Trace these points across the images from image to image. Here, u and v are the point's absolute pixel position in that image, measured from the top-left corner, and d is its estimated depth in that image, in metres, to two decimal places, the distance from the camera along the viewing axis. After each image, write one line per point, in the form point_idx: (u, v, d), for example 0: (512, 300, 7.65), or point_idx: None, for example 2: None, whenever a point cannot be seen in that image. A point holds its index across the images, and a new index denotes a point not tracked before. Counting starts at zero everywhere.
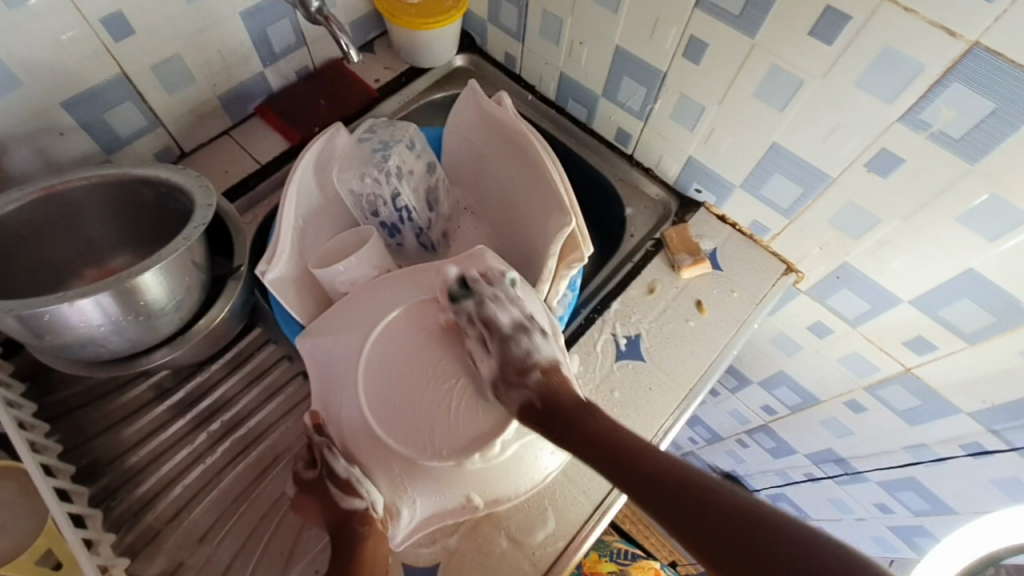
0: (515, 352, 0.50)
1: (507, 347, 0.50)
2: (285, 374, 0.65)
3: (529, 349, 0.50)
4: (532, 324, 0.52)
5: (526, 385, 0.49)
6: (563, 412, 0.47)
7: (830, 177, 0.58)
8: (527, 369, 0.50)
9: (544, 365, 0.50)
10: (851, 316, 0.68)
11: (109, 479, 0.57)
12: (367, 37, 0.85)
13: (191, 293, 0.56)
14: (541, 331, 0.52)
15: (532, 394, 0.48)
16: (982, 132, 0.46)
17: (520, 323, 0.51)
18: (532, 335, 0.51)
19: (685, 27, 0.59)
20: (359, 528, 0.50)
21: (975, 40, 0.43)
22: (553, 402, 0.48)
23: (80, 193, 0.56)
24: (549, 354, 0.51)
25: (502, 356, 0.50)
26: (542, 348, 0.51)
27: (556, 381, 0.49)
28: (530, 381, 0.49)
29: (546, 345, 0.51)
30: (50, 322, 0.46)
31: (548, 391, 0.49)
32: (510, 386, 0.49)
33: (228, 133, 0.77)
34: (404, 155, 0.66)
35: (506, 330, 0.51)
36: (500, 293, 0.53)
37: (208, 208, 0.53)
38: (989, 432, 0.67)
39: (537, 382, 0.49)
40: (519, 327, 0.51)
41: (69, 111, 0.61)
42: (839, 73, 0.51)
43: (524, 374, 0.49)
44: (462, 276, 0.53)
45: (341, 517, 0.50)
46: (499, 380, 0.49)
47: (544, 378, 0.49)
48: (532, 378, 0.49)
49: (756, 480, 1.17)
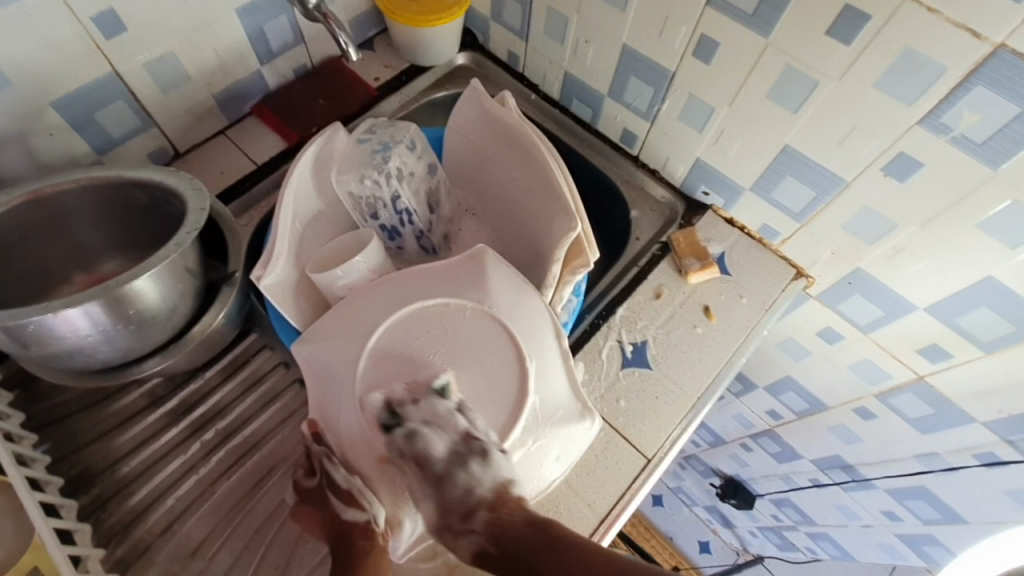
0: (454, 495, 0.46)
1: (446, 487, 0.46)
2: (282, 381, 0.63)
3: (468, 485, 0.45)
4: (469, 452, 0.45)
5: (473, 531, 0.45)
6: (523, 553, 0.43)
7: (844, 181, 0.56)
8: (474, 512, 0.45)
9: (488, 499, 0.46)
10: (863, 323, 0.66)
11: (99, 490, 0.55)
12: (366, 34, 0.83)
13: (184, 299, 0.54)
14: (480, 458, 0.45)
15: (483, 541, 0.45)
16: (1006, 137, 0.45)
17: (455, 453, 0.46)
18: (469, 466, 0.45)
19: (695, 26, 0.57)
20: (360, 543, 0.48)
21: (1001, 41, 0.41)
22: (510, 547, 0.44)
23: (70, 196, 0.54)
24: (493, 483, 0.46)
25: (441, 499, 0.46)
26: (484, 481, 0.45)
27: (505, 516, 0.45)
28: (478, 524, 0.45)
29: (487, 472, 0.45)
30: (37, 332, 0.45)
31: (497, 532, 0.45)
32: (456, 532, 0.46)
33: (224, 133, 0.75)
34: (405, 156, 0.64)
35: (439, 467, 0.46)
36: (428, 415, 0.46)
37: (202, 212, 0.51)
38: (1004, 442, 0.65)
39: (484, 524, 0.45)
40: (455, 459, 0.46)
41: (60, 111, 0.59)
42: (857, 74, 0.49)
43: (468, 519, 0.45)
44: (385, 402, 0.47)
45: (342, 530, 0.49)
46: (444, 527, 0.46)
47: (493, 517, 0.45)
48: (478, 521, 0.45)
49: (760, 484, 1.16)
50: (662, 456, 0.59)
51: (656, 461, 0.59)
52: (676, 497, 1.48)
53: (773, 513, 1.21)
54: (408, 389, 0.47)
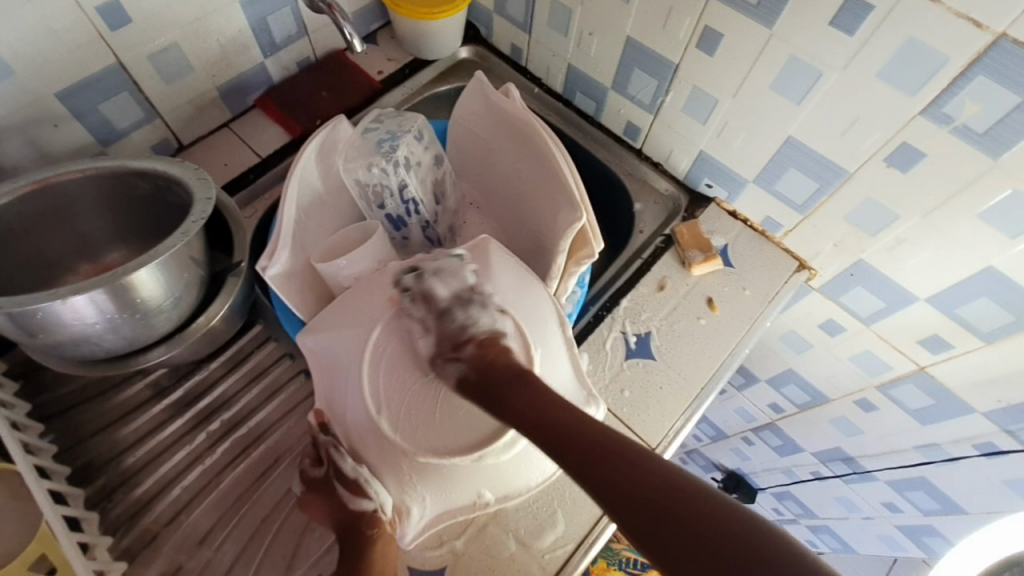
0: (450, 327, 0.50)
1: (443, 318, 0.51)
2: (287, 373, 0.63)
3: (464, 321, 0.50)
4: (470, 299, 0.51)
5: (460, 358, 0.49)
6: (499, 382, 0.46)
7: (848, 172, 0.56)
8: (463, 342, 0.49)
9: (479, 338, 0.49)
10: (865, 314, 0.67)
11: (105, 480, 0.55)
12: (370, 28, 0.83)
13: (189, 289, 0.54)
14: (480, 305, 0.51)
15: (465, 367, 0.48)
16: (1006, 126, 0.45)
17: (459, 297, 0.52)
18: (469, 309, 0.51)
19: (699, 17, 0.57)
20: (367, 531, 0.49)
21: (1002, 32, 0.42)
22: (489, 374, 0.47)
23: (75, 186, 0.54)
24: (488, 325, 0.50)
25: (439, 333, 0.50)
26: (479, 321, 0.50)
27: (492, 353, 0.48)
28: (465, 355, 0.49)
29: (484, 316, 0.51)
30: (43, 319, 0.45)
31: (481, 362, 0.48)
32: (446, 361, 0.49)
33: (227, 125, 0.75)
34: (412, 146, 0.64)
35: (443, 303, 0.51)
36: (443, 265, 0.53)
37: (207, 201, 0.51)
38: (1002, 431, 0.66)
39: (471, 355, 0.48)
40: (459, 300, 0.51)
41: (64, 101, 0.59)
42: (860, 65, 0.50)
43: (457, 349, 0.49)
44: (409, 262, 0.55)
45: (350, 519, 0.49)
46: (435, 357, 0.50)
47: (479, 351, 0.49)
48: (466, 352, 0.49)
49: (760, 478, 1.16)
50: (666, 445, 0.59)
51: (660, 451, 0.59)
52: None
53: (774, 507, 1.22)
54: (431, 255, 0.55)
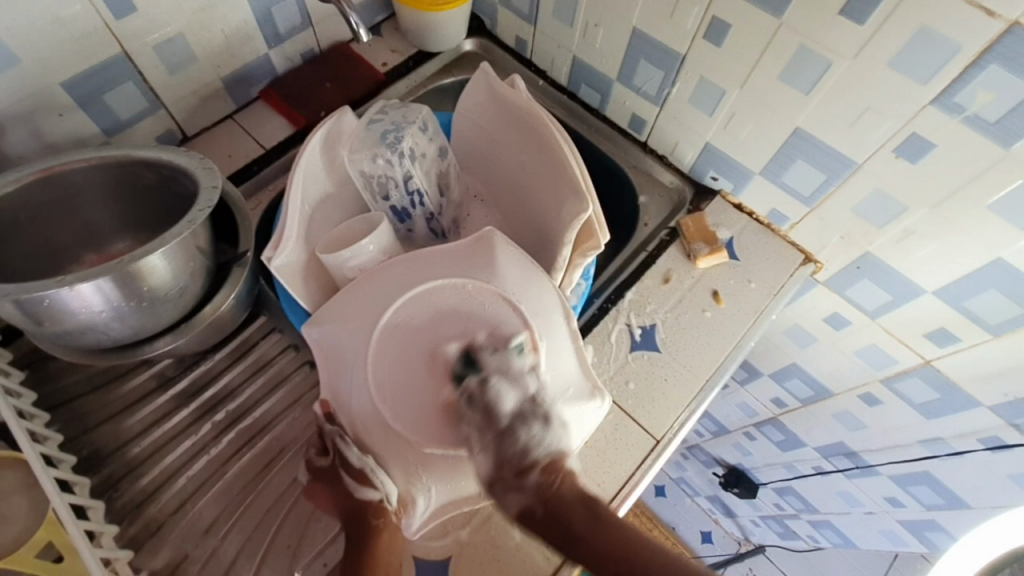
0: (513, 449, 0.44)
1: (505, 437, 0.44)
2: (292, 364, 0.63)
3: (527, 444, 0.45)
4: (534, 412, 0.46)
5: (524, 488, 0.44)
6: (574, 516, 0.44)
7: (855, 164, 0.56)
8: (526, 469, 0.44)
9: (543, 463, 0.45)
10: (871, 308, 0.66)
11: (110, 470, 0.55)
12: (374, 19, 0.83)
13: (195, 278, 0.54)
14: (542, 420, 0.46)
15: (531, 500, 0.44)
16: (1019, 115, 0.45)
17: (522, 409, 0.46)
18: (531, 425, 0.45)
19: (708, 7, 0.57)
20: (373, 520, 0.49)
21: (1016, 19, 0.41)
22: (560, 511, 0.44)
23: (80, 175, 0.54)
24: (549, 448, 0.46)
25: (498, 455, 0.44)
26: (543, 444, 0.45)
27: (557, 481, 0.45)
28: (529, 484, 0.44)
29: (547, 435, 0.46)
30: (49, 307, 0.45)
31: (548, 494, 0.44)
32: (507, 489, 0.44)
33: (231, 117, 0.75)
34: (417, 137, 0.64)
35: (505, 420, 0.45)
36: (506, 365, 0.47)
37: (213, 190, 0.51)
38: (1008, 425, 0.66)
39: (536, 485, 0.44)
40: (520, 415, 0.45)
41: (69, 91, 0.59)
42: (870, 56, 0.49)
43: (522, 475, 0.44)
44: (465, 351, 0.48)
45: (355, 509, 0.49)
46: (496, 481, 0.44)
47: (544, 481, 0.45)
48: (531, 480, 0.44)
49: (762, 473, 1.16)
50: (671, 437, 0.59)
51: (664, 443, 0.59)
52: (678, 487, 1.49)
53: (776, 502, 1.22)
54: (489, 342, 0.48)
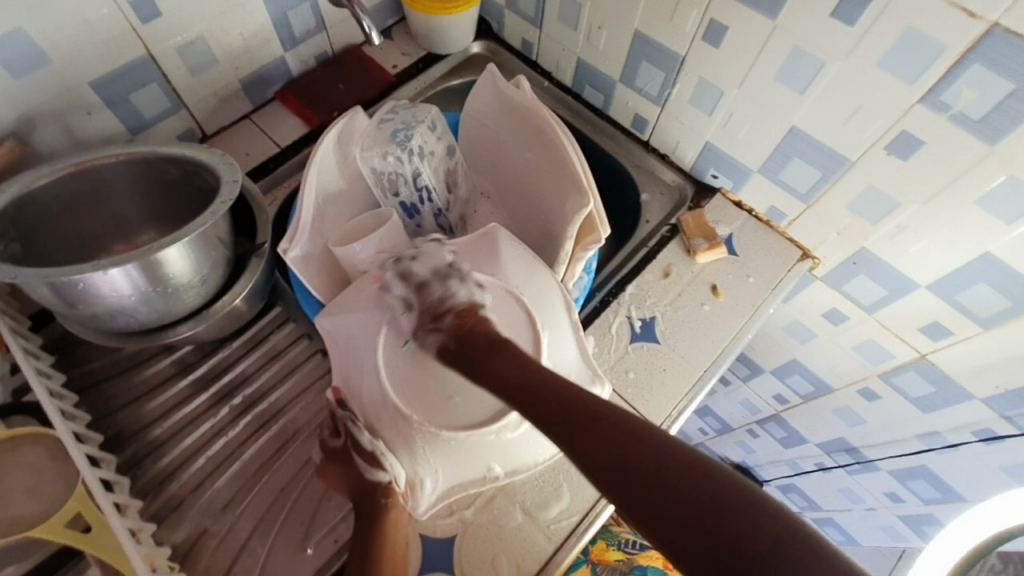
0: (431, 298, 0.53)
1: (424, 293, 0.53)
2: (304, 352, 0.66)
3: (442, 295, 0.53)
4: (450, 272, 0.54)
5: (439, 330, 0.51)
6: (477, 349, 0.48)
7: (849, 161, 0.58)
8: (443, 313, 0.52)
9: (459, 309, 0.52)
10: (867, 302, 0.68)
11: (133, 450, 0.58)
12: (385, 23, 0.86)
13: (216, 267, 0.57)
14: (459, 278, 0.54)
15: (445, 337, 0.50)
16: (1002, 113, 0.46)
17: (439, 272, 0.55)
18: (449, 282, 0.54)
19: (705, 10, 0.59)
20: (381, 500, 0.50)
21: (996, 20, 0.43)
22: (469, 340, 0.49)
23: (109, 170, 0.57)
24: (466, 297, 0.53)
25: (421, 304, 0.53)
26: (458, 293, 0.53)
27: (471, 322, 0.50)
28: (443, 324, 0.51)
29: (462, 288, 0.53)
30: (83, 291, 0.48)
31: (460, 331, 0.50)
32: (427, 331, 0.52)
33: (249, 117, 0.78)
34: (426, 136, 0.66)
35: (423, 278, 0.54)
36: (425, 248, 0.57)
37: (234, 183, 0.54)
38: (1001, 417, 0.67)
39: (450, 325, 0.51)
40: (437, 275, 0.54)
41: (97, 90, 0.62)
42: (860, 55, 0.51)
43: (437, 319, 0.51)
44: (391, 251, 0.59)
45: (365, 488, 0.51)
46: (419, 329, 0.52)
47: (460, 319, 0.51)
48: (445, 322, 0.51)
49: (766, 471, 1.17)
50: (668, 425, 0.61)
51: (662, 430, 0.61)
52: None
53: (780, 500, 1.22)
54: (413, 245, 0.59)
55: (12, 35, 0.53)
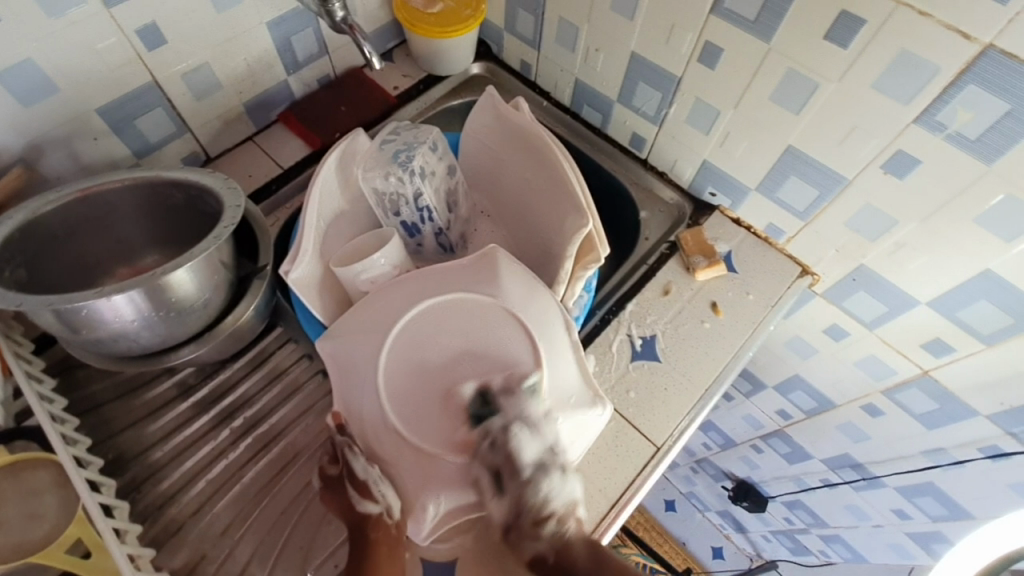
0: (534, 500, 0.50)
1: (525, 492, 0.49)
2: (305, 373, 0.66)
3: (546, 496, 0.51)
4: (552, 463, 0.51)
5: (541, 537, 0.50)
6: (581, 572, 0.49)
7: (846, 179, 0.58)
8: (541, 520, 0.51)
9: (560, 511, 0.52)
10: (868, 319, 0.68)
11: (134, 473, 0.58)
12: (386, 45, 0.87)
13: (218, 291, 0.58)
14: (559, 470, 0.52)
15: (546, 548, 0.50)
16: (997, 133, 0.47)
17: (541, 462, 0.51)
18: (551, 476, 0.51)
19: (700, 33, 0.60)
20: (371, 534, 0.52)
21: (990, 42, 0.44)
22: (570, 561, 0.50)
23: (113, 195, 0.58)
24: (565, 498, 0.52)
25: (518, 505, 0.50)
26: (560, 496, 0.51)
27: (570, 532, 0.51)
28: (545, 533, 0.51)
29: (563, 488, 0.52)
30: (86, 316, 0.49)
31: (563, 545, 0.50)
32: (524, 536, 0.50)
33: (252, 139, 0.79)
34: (427, 157, 0.67)
35: (526, 473, 0.50)
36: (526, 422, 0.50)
37: (237, 208, 0.54)
38: (1006, 434, 0.67)
39: (550, 534, 0.51)
40: (540, 466, 0.51)
41: (103, 116, 0.63)
42: (854, 77, 0.52)
43: (538, 525, 0.50)
44: (481, 393, 0.50)
45: (357, 521, 0.52)
46: (512, 526, 0.50)
47: (559, 529, 0.51)
48: (546, 530, 0.51)
49: (771, 487, 1.16)
50: (670, 444, 0.61)
51: (664, 450, 0.61)
52: (688, 502, 1.48)
53: (786, 516, 1.21)
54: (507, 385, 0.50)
55: (21, 65, 0.55)
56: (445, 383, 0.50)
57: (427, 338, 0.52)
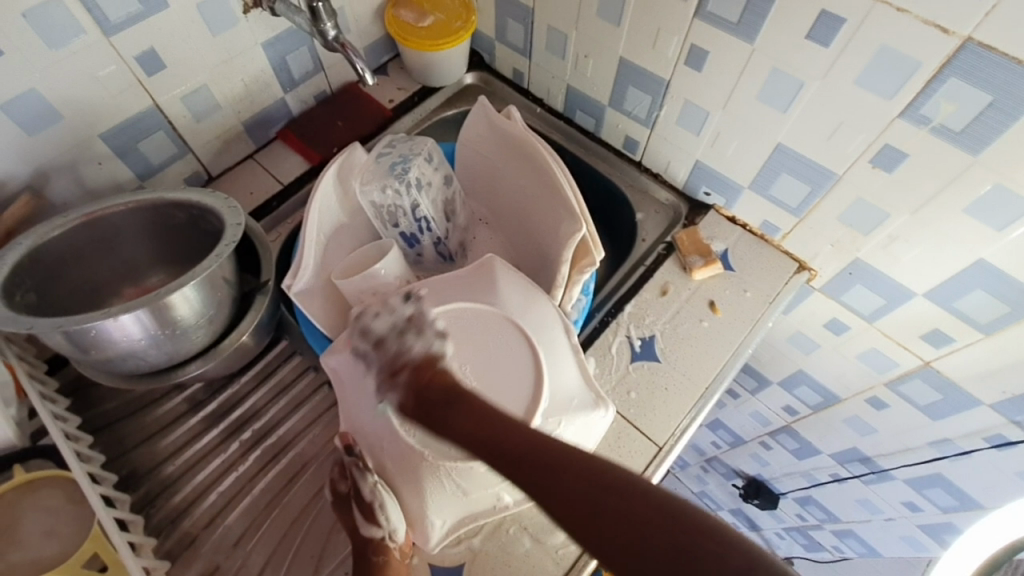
0: (387, 355, 0.52)
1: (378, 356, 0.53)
2: (311, 385, 0.67)
3: (397, 351, 0.52)
4: (408, 327, 0.53)
5: (395, 386, 0.50)
6: (435, 404, 0.47)
7: (836, 175, 0.59)
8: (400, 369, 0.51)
9: (414, 363, 0.51)
10: (867, 312, 0.68)
11: (147, 487, 0.60)
12: (381, 60, 0.89)
13: (222, 306, 0.59)
14: (416, 332, 0.53)
15: (402, 394, 0.50)
16: (981, 124, 0.47)
17: (397, 327, 0.54)
18: (405, 337, 0.53)
19: (685, 36, 0.61)
20: (374, 557, 0.52)
21: (968, 35, 0.44)
22: (425, 395, 0.48)
23: (119, 217, 0.59)
24: (420, 351, 0.52)
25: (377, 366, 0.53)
26: (414, 349, 0.52)
27: (423, 377, 0.49)
28: (398, 381, 0.50)
29: (418, 343, 0.52)
30: (95, 337, 0.50)
31: (417, 385, 0.49)
32: (387, 388, 0.51)
33: (252, 157, 0.81)
34: (423, 168, 0.68)
35: (379, 337, 0.54)
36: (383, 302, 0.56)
37: (238, 226, 0.56)
38: (1010, 422, 0.66)
39: (404, 381, 0.50)
40: (396, 331, 0.53)
41: (106, 141, 0.65)
42: (837, 74, 0.53)
43: (392, 376, 0.51)
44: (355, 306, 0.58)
45: (361, 546, 0.52)
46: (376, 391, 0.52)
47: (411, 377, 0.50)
48: (399, 379, 0.50)
49: (782, 483, 1.16)
50: (672, 444, 0.61)
51: (667, 450, 0.61)
52: (701, 501, 1.47)
53: (799, 513, 1.20)
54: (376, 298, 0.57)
55: (25, 95, 0.56)
56: None
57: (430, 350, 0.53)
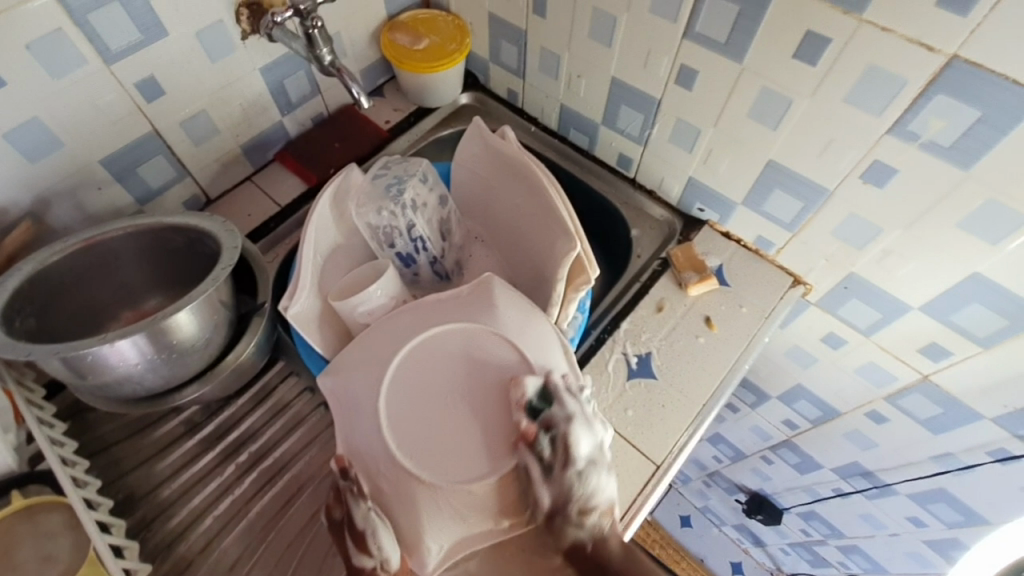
0: (581, 491, 0.51)
1: (569, 486, 0.50)
2: (308, 406, 0.67)
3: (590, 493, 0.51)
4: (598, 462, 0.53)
5: (584, 524, 0.52)
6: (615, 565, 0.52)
7: (828, 191, 0.59)
8: (587, 511, 0.52)
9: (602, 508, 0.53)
10: (864, 326, 0.68)
11: (143, 512, 0.59)
12: (377, 82, 0.90)
13: (219, 329, 0.59)
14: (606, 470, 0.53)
15: (584, 540, 0.52)
16: (971, 140, 0.48)
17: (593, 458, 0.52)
18: (600, 472, 0.52)
19: (675, 56, 0.62)
20: None
21: (954, 52, 0.45)
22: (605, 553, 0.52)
23: (117, 242, 0.60)
24: (607, 496, 0.53)
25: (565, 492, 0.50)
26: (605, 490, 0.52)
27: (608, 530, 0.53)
28: (586, 523, 0.52)
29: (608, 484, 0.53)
30: (93, 362, 0.50)
31: (601, 538, 0.53)
32: (567, 521, 0.51)
33: (250, 179, 0.82)
34: (418, 189, 0.69)
35: (580, 463, 0.51)
36: (578, 410, 0.52)
37: (234, 249, 0.56)
38: (1012, 436, 0.66)
39: (591, 526, 0.52)
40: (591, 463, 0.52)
41: (107, 167, 0.66)
42: (825, 92, 0.53)
43: (583, 515, 0.52)
44: (540, 386, 0.51)
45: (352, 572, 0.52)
46: (556, 513, 0.51)
47: (599, 522, 0.52)
48: (589, 520, 0.52)
49: (785, 498, 1.14)
50: (670, 462, 0.61)
51: (665, 468, 0.61)
52: (704, 517, 1.46)
53: (802, 528, 1.19)
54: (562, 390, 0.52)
55: (27, 124, 0.57)
56: (439, 407, 0.51)
57: (432, 369, 0.53)
